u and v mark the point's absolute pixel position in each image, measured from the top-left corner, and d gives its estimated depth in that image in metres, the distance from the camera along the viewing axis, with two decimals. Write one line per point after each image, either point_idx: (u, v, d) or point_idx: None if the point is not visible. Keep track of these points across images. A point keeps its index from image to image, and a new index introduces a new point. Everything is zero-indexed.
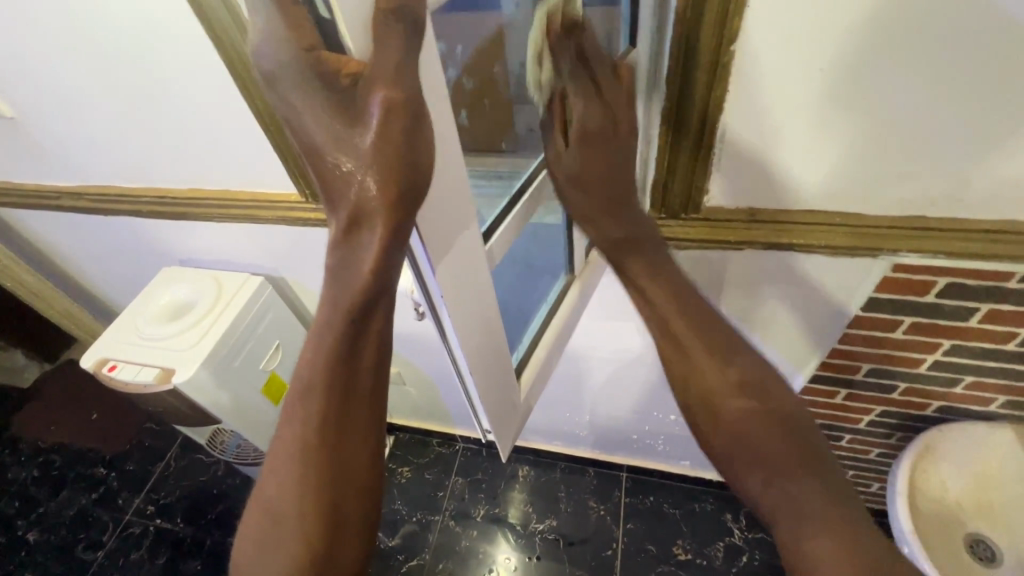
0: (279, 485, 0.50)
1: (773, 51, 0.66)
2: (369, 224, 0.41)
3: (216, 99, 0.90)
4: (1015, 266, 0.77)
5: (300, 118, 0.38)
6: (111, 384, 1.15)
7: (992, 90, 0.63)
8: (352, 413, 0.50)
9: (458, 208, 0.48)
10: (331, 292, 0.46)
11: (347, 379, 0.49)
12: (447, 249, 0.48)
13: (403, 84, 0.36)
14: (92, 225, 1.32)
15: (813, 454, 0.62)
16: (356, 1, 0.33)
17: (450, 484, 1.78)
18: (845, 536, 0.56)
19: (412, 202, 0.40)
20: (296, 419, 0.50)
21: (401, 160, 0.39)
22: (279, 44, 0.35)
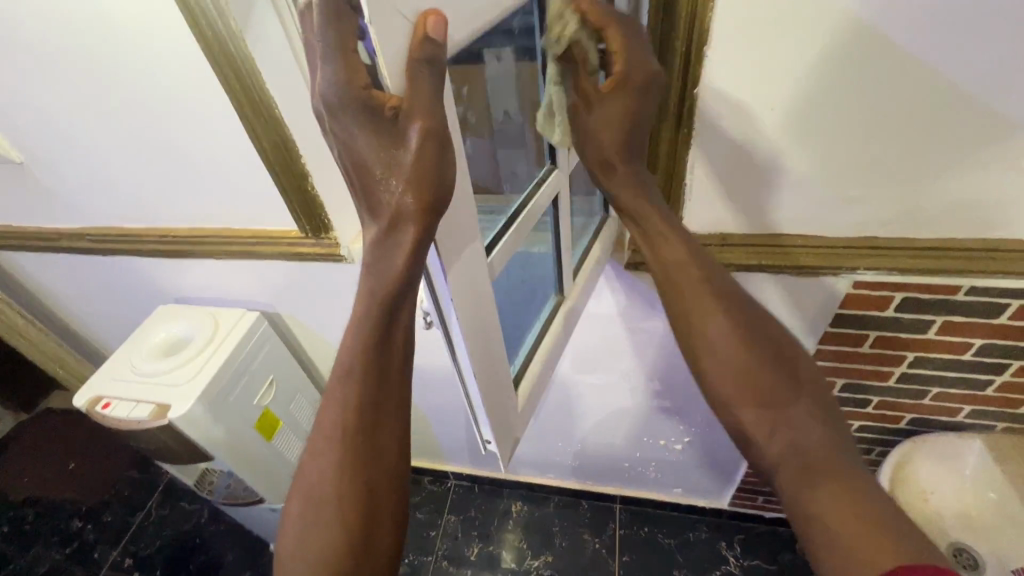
0: (320, 464, 0.55)
1: (731, 93, 0.76)
2: (404, 227, 0.46)
3: (224, 141, 0.96)
4: (961, 279, 0.85)
5: (350, 140, 0.43)
6: (104, 422, 1.14)
7: (925, 123, 0.72)
8: (383, 397, 0.55)
9: (467, 228, 0.54)
10: (368, 287, 0.51)
11: (380, 366, 0.54)
12: (457, 263, 0.53)
13: (437, 114, 0.42)
14: (89, 266, 1.35)
15: (813, 402, 0.68)
16: (395, 52, 0.38)
17: (443, 522, 1.75)
18: (847, 481, 0.61)
19: (439, 213, 0.45)
20: (335, 402, 0.55)
21: (434, 176, 0.44)
22: (337, 83, 0.40)
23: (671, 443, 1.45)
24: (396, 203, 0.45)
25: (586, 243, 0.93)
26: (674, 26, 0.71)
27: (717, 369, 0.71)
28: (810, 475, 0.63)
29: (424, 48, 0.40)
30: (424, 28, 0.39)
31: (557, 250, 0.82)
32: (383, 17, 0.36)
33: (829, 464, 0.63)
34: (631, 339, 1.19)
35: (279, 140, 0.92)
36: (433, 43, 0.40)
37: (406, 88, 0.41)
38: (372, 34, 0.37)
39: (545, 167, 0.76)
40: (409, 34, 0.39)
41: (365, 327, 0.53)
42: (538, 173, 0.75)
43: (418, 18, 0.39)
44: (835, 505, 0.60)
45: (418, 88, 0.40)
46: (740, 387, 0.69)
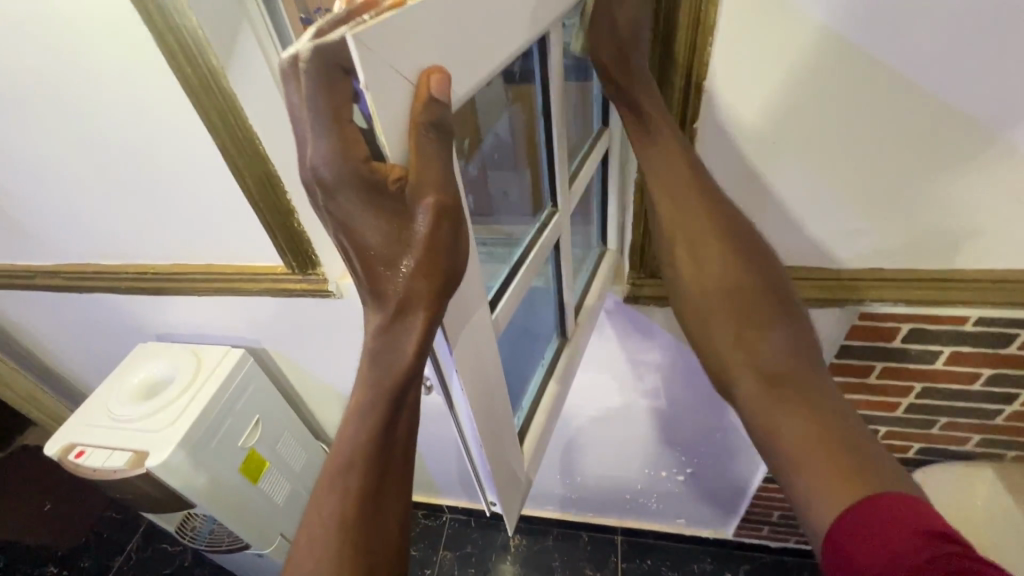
0: (315, 562, 0.47)
1: (732, 127, 0.74)
2: (415, 312, 0.43)
3: (206, 178, 0.93)
4: (969, 311, 0.83)
5: (351, 223, 0.39)
6: (77, 472, 1.08)
7: (929, 156, 0.71)
8: (389, 482, 0.49)
9: (471, 290, 0.52)
10: (371, 376, 0.47)
11: (386, 452, 0.48)
12: (465, 330, 0.52)
13: (446, 190, 0.39)
14: (65, 303, 1.29)
15: (797, 336, 0.68)
16: (394, 114, 0.35)
17: (438, 559, 1.68)
18: (809, 395, 0.62)
19: (450, 289, 0.44)
20: (333, 491, 0.48)
21: (447, 255, 0.42)
22: (335, 160, 0.35)
23: (673, 474, 1.41)
24: (405, 285, 0.42)
25: (585, 280, 0.93)
26: (671, 59, 0.70)
27: (710, 311, 0.71)
28: (777, 390, 0.64)
29: (427, 110, 0.36)
30: (428, 88, 0.36)
31: (560, 291, 0.80)
32: (381, 83, 0.32)
33: (799, 378, 0.64)
34: (632, 371, 1.16)
35: (264, 177, 0.88)
36: (437, 105, 0.36)
37: (411, 158, 0.37)
38: (367, 101, 0.33)
39: (545, 210, 0.73)
40: (410, 98, 0.35)
41: (369, 413, 0.47)
42: (538, 219, 0.72)
43: (419, 76, 0.36)
44: (796, 420, 0.61)
45: (423, 157, 0.37)
46: (732, 322, 0.69)
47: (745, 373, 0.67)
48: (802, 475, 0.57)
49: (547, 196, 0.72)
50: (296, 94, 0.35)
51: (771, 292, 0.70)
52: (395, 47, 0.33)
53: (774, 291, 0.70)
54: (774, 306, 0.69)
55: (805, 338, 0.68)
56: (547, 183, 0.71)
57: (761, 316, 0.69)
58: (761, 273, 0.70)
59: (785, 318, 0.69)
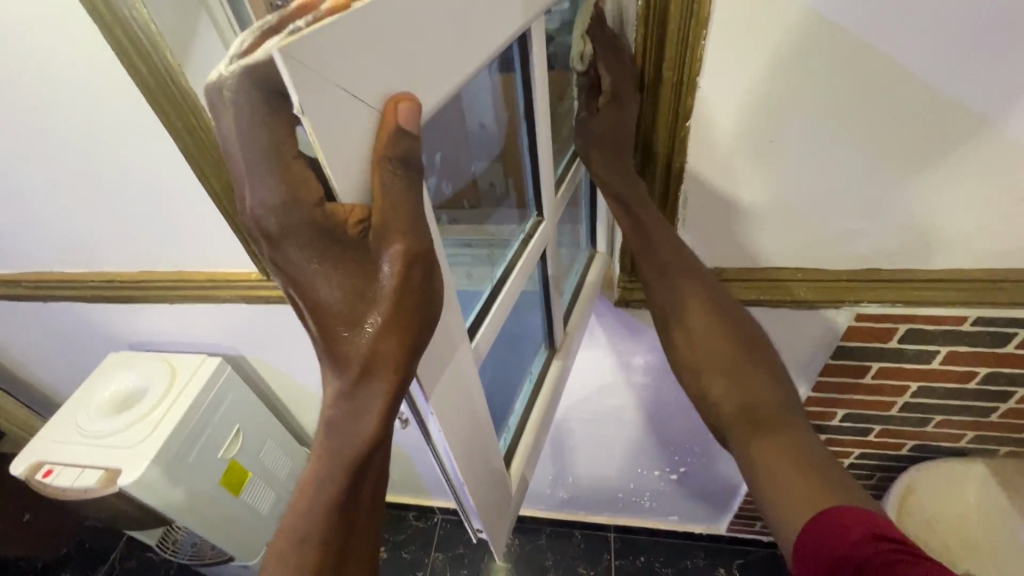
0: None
1: (728, 124, 0.70)
2: (379, 375, 0.37)
3: (169, 180, 0.87)
4: (968, 311, 0.81)
5: (305, 278, 0.33)
6: (46, 492, 1.03)
7: (935, 155, 0.68)
8: (349, 557, 0.44)
9: (449, 326, 0.48)
10: (329, 443, 0.41)
11: (347, 525, 0.43)
12: (440, 370, 0.47)
13: (416, 235, 0.35)
14: (29, 311, 1.23)
15: (768, 370, 0.68)
16: (345, 144, 0.30)
17: (429, 561, 1.66)
18: (790, 440, 0.61)
19: (423, 346, 0.38)
20: (285, 569, 0.42)
21: (417, 309, 0.37)
22: (281, 206, 0.30)
23: (666, 473, 1.40)
24: (369, 347, 0.36)
25: (573, 286, 0.89)
26: (664, 53, 0.66)
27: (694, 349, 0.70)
28: (760, 433, 0.63)
29: (394, 143, 0.32)
30: (395, 117, 0.32)
31: (548, 299, 0.76)
32: (325, 110, 0.28)
33: (776, 421, 0.63)
34: (623, 373, 1.13)
35: (230, 181, 0.83)
36: (406, 136, 0.32)
37: (373, 194, 0.33)
38: (305, 127, 0.28)
39: (530, 218, 0.69)
40: (374, 125, 0.31)
41: (327, 486, 0.41)
42: (523, 228, 0.68)
43: (385, 103, 0.32)
44: (777, 461, 0.59)
45: (389, 195, 0.33)
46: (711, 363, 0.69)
47: (728, 404, 0.66)
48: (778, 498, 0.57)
49: (532, 203, 0.68)
50: (228, 128, 0.29)
51: (741, 336, 0.70)
52: (342, 62, 0.28)
53: (738, 327, 0.71)
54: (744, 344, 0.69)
55: (777, 370, 0.69)
56: (532, 187, 0.66)
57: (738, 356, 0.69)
58: (722, 308, 0.71)
59: (758, 357, 0.69)
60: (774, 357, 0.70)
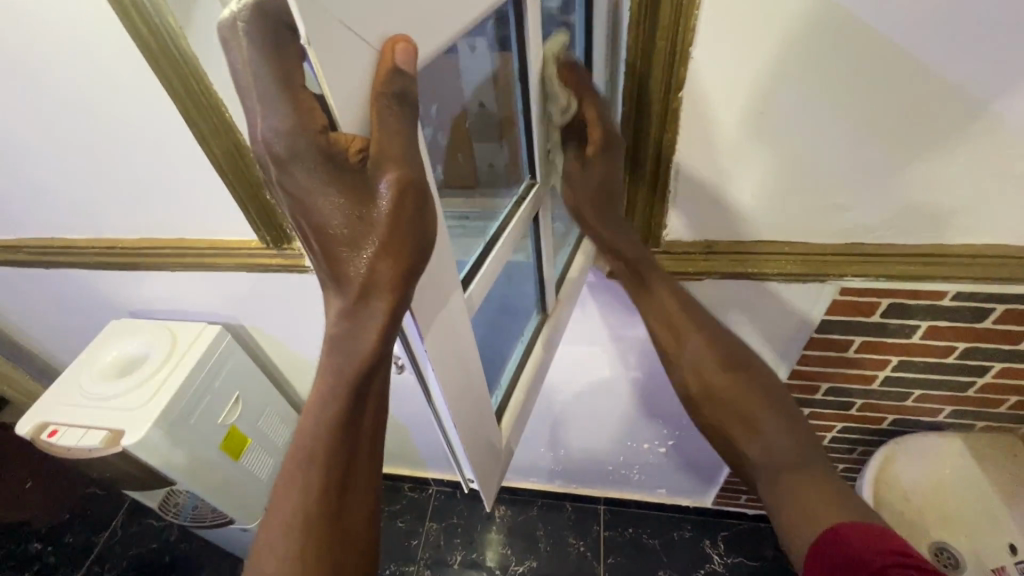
0: (276, 560, 0.45)
1: (721, 96, 0.71)
2: (377, 297, 0.39)
3: (169, 145, 0.88)
4: (949, 286, 0.83)
5: (306, 198, 0.35)
6: (52, 451, 1.06)
7: (923, 127, 0.70)
8: (352, 479, 0.47)
9: (443, 272, 0.49)
10: (332, 363, 0.44)
11: (349, 446, 0.46)
12: (434, 313, 0.49)
13: (412, 165, 0.37)
14: (29, 277, 1.25)
15: (784, 420, 0.74)
16: (347, 78, 0.32)
17: (424, 530, 1.71)
18: (811, 477, 0.68)
19: (417, 274, 0.40)
20: (294, 487, 0.46)
21: (413, 236, 0.39)
22: (287, 130, 0.32)
23: (655, 446, 1.44)
24: (368, 269, 0.38)
25: (566, 255, 0.90)
26: (658, 23, 0.67)
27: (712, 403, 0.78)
28: (781, 475, 0.70)
29: (392, 81, 0.34)
30: (393, 55, 0.34)
31: (540, 266, 0.78)
32: (330, 44, 0.30)
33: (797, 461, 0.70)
34: (615, 346, 1.16)
35: (232, 147, 0.84)
36: (403, 77, 0.34)
37: (371, 128, 0.35)
38: (311, 59, 0.29)
39: (523, 182, 0.70)
40: (373, 63, 0.33)
41: (330, 404, 0.45)
42: (516, 191, 0.69)
43: (383, 44, 0.34)
44: (801, 497, 0.67)
45: (386, 128, 0.35)
46: (727, 408, 0.77)
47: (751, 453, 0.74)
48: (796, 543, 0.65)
49: (526, 167, 0.69)
50: (239, 61, 0.31)
51: (745, 375, 0.78)
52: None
53: (750, 378, 0.78)
54: (755, 391, 0.77)
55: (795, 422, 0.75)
56: (526, 154, 0.68)
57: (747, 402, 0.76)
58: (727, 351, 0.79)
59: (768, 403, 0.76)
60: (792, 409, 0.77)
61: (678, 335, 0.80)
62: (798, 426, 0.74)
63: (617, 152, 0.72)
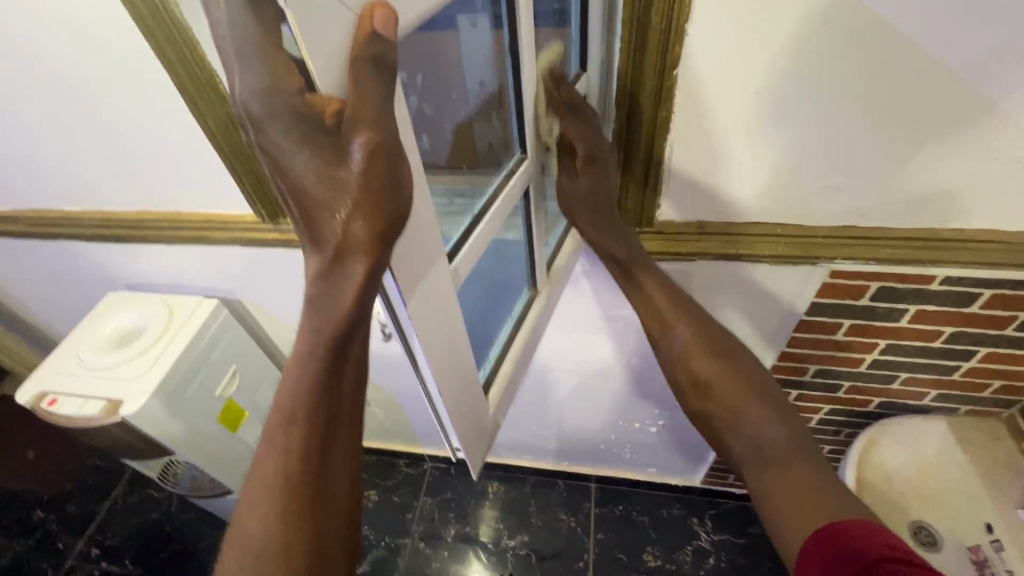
0: (259, 520, 0.47)
1: (714, 75, 0.71)
2: (353, 256, 0.40)
3: (162, 117, 0.87)
4: (937, 270, 0.84)
5: (282, 159, 0.36)
6: (51, 419, 1.08)
7: (916, 109, 0.69)
8: (333, 439, 0.48)
9: (427, 242, 0.50)
10: (312, 322, 0.46)
11: (329, 406, 0.48)
12: (418, 281, 0.50)
13: (386, 127, 0.37)
14: (26, 249, 1.25)
15: (772, 407, 0.73)
16: (324, 42, 0.32)
17: (419, 504, 1.74)
18: (799, 468, 0.66)
19: (394, 235, 0.41)
20: (275, 447, 0.47)
21: (388, 198, 0.39)
22: (262, 91, 0.33)
23: (646, 426, 1.46)
24: (344, 229, 0.39)
25: (558, 234, 0.91)
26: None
27: (700, 388, 0.77)
28: (769, 465, 0.68)
29: (369, 45, 0.35)
30: (371, 20, 0.35)
31: (530, 242, 0.78)
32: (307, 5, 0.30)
33: (787, 453, 0.68)
34: (607, 326, 1.17)
35: (226, 120, 0.84)
36: (381, 41, 0.35)
37: (349, 89, 0.35)
38: (289, 22, 0.30)
39: (514, 156, 0.70)
40: (352, 29, 0.34)
41: (311, 362, 0.47)
42: (506, 166, 0.69)
43: (361, 9, 0.34)
44: (786, 491, 0.65)
45: (364, 93, 0.35)
46: (717, 397, 0.76)
47: (737, 443, 0.73)
48: (788, 527, 0.62)
49: (517, 141, 0.69)
50: (219, 17, 0.31)
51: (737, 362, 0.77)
52: None
53: (742, 367, 0.77)
54: (745, 378, 0.76)
55: (782, 407, 0.73)
56: (517, 127, 0.68)
57: (738, 391, 0.75)
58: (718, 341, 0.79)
59: (760, 391, 0.75)
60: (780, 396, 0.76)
61: (667, 326, 0.80)
62: (791, 418, 0.73)
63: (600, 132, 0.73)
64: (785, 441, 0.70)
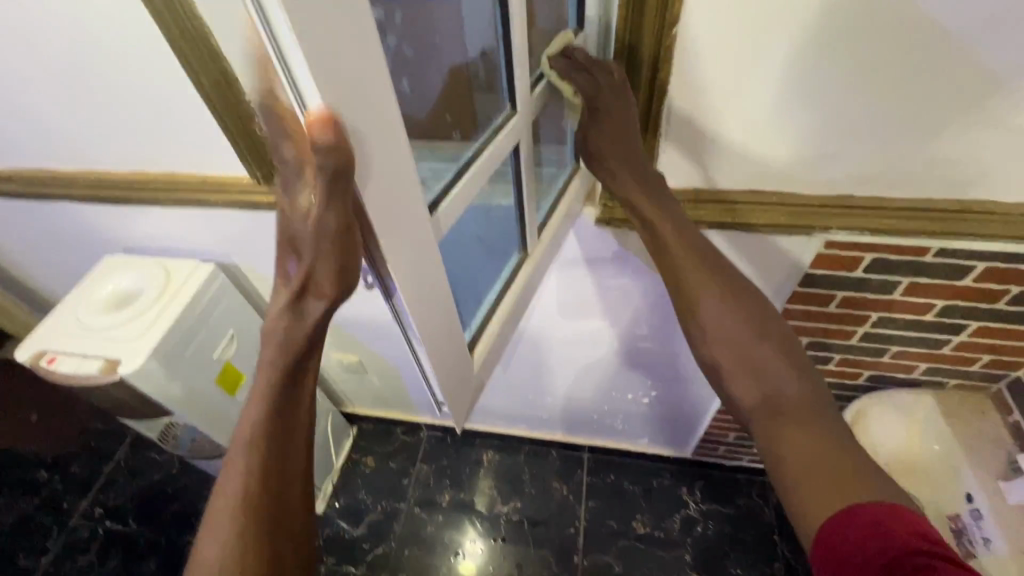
0: (239, 462, 0.60)
1: (714, 36, 0.70)
2: (315, 274, 0.50)
3: (153, 73, 0.86)
4: (931, 241, 0.84)
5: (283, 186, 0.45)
6: (51, 378, 1.10)
7: (915, 75, 0.68)
8: (297, 405, 0.61)
9: (406, 190, 0.51)
10: (278, 313, 0.55)
11: (292, 379, 0.59)
12: (395, 228, 0.51)
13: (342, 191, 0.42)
14: (23, 210, 1.25)
15: (785, 358, 0.72)
16: None
17: (415, 471, 1.78)
18: (808, 423, 0.67)
19: (343, 271, 0.49)
20: (253, 408, 0.60)
21: (338, 247, 0.46)
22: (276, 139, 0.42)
23: (639, 397, 1.48)
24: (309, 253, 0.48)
25: (550, 197, 0.89)
26: None
27: (720, 345, 0.74)
28: (780, 419, 0.68)
29: None
30: None
31: (519, 203, 0.78)
32: None
33: (798, 408, 0.69)
34: (602, 296, 1.17)
35: (219, 78, 0.82)
36: None
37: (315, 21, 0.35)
38: None
39: (503, 112, 0.69)
40: None
41: (279, 344, 0.57)
42: (495, 121, 0.68)
43: None
44: (797, 446, 0.65)
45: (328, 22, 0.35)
46: (726, 346, 0.73)
47: (747, 395, 0.71)
48: (800, 494, 0.62)
49: (506, 96, 0.69)
50: None
51: (747, 310, 0.74)
52: None
53: (752, 315, 0.74)
54: (754, 328, 0.73)
55: (796, 360, 0.72)
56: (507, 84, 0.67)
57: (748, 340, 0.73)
58: (730, 286, 0.75)
59: (772, 338, 0.73)
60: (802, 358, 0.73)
61: (675, 269, 0.76)
62: (804, 369, 0.72)
63: (620, 88, 0.72)
64: (798, 394, 0.70)
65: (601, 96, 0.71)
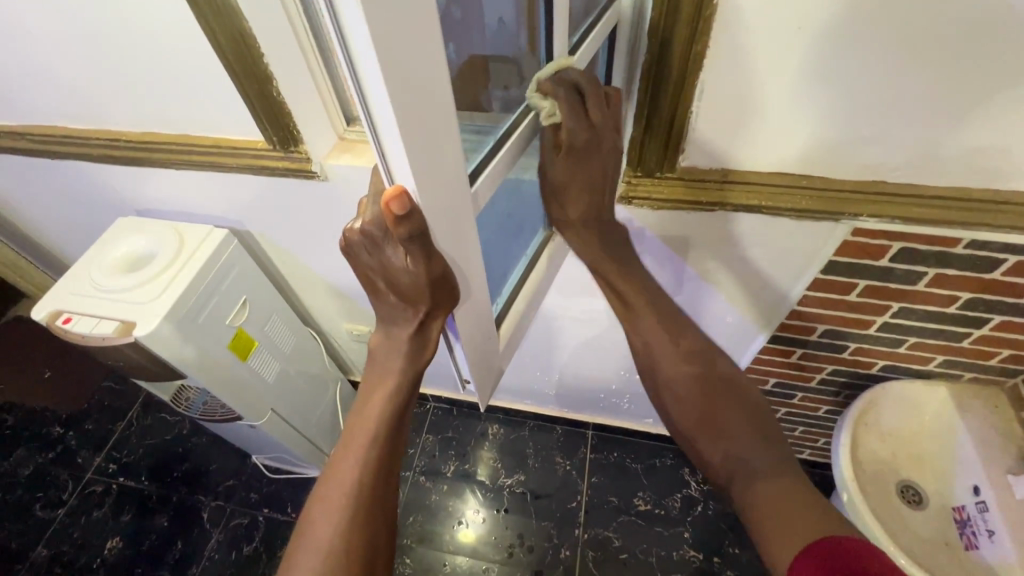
0: (352, 463, 0.71)
1: (759, 8, 0.66)
2: (419, 303, 0.62)
3: (167, 29, 0.83)
4: (964, 233, 0.82)
5: (390, 249, 0.57)
6: (67, 338, 1.10)
7: (970, 56, 0.65)
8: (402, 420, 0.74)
9: (448, 168, 0.50)
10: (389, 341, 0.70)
11: (403, 397, 0.73)
12: (438, 208, 0.51)
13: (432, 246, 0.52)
14: (35, 169, 1.23)
15: (759, 423, 0.82)
16: None
17: (420, 441, 1.80)
18: (783, 480, 0.74)
19: (446, 300, 0.61)
20: (370, 418, 0.72)
21: (440, 283, 0.58)
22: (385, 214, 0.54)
23: None
24: (414, 289, 0.59)
25: None
26: None
27: (689, 414, 0.85)
28: (755, 481, 0.76)
29: None
30: None
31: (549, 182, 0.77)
32: None
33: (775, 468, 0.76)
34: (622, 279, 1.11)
35: (237, 38, 0.80)
36: None
37: None
38: None
39: None
40: None
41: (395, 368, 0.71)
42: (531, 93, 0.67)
43: None
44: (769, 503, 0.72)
45: None
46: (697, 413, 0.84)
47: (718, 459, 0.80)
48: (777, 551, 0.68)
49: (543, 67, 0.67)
50: None
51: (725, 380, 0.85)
52: None
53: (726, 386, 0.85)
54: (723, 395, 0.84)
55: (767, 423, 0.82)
56: (544, 48, 0.65)
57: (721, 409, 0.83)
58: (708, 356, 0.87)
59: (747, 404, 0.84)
60: (781, 438, 0.81)
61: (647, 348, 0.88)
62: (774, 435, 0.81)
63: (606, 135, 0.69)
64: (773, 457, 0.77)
65: (588, 89, 0.66)
